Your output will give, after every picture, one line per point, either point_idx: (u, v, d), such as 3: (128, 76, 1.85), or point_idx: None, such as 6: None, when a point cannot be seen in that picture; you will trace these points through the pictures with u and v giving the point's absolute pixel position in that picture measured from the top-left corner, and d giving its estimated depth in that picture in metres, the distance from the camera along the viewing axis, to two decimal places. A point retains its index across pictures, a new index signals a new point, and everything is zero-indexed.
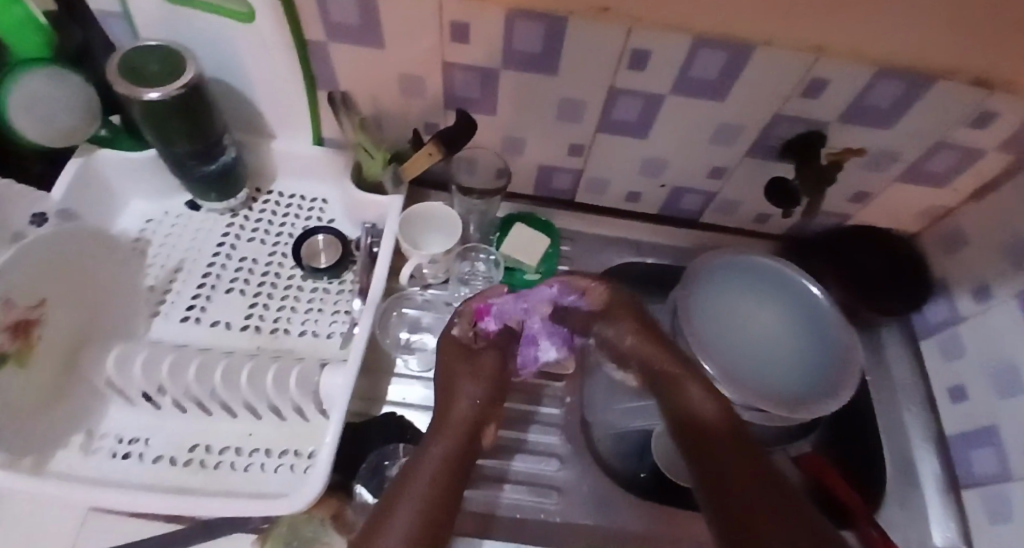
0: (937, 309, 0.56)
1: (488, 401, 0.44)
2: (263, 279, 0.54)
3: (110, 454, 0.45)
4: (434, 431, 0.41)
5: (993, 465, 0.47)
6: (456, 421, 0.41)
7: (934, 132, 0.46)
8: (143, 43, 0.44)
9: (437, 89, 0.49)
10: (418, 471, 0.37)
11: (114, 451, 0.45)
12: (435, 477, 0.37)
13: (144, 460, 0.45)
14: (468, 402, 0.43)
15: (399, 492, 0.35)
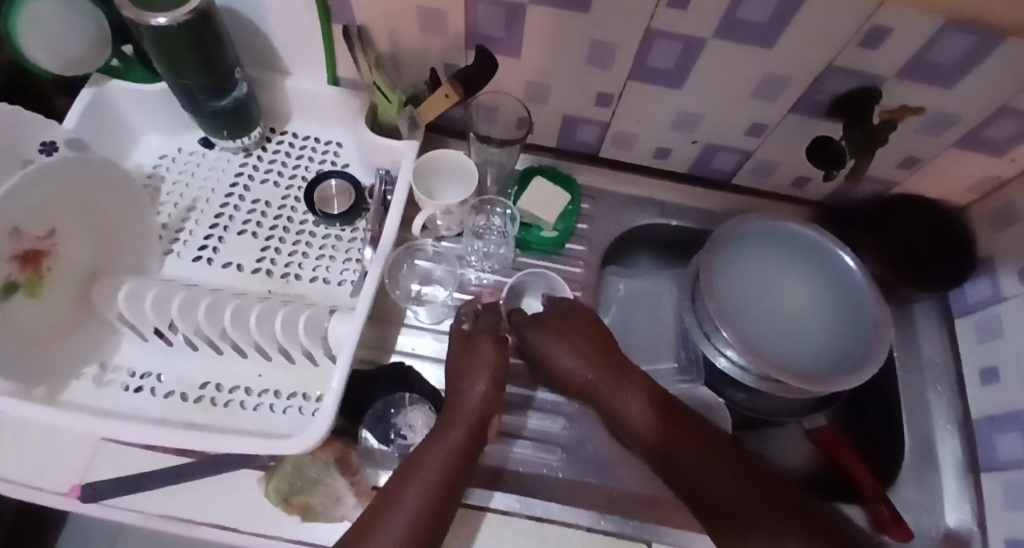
0: (977, 288, 0.53)
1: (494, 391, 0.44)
2: (275, 222, 0.53)
3: (123, 387, 0.46)
4: (444, 422, 0.42)
5: (1016, 451, 0.45)
6: (463, 413, 0.42)
7: (1009, 92, 0.41)
8: None
9: (459, 26, 0.45)
10: (423, 468, 0.38)
11: (127, 385, 0.46)
12: (436, 473, 0.38)
13: (156, 394, 0.46)
14: (478, 392, 0.43)
15: (402, 486, 0.37)
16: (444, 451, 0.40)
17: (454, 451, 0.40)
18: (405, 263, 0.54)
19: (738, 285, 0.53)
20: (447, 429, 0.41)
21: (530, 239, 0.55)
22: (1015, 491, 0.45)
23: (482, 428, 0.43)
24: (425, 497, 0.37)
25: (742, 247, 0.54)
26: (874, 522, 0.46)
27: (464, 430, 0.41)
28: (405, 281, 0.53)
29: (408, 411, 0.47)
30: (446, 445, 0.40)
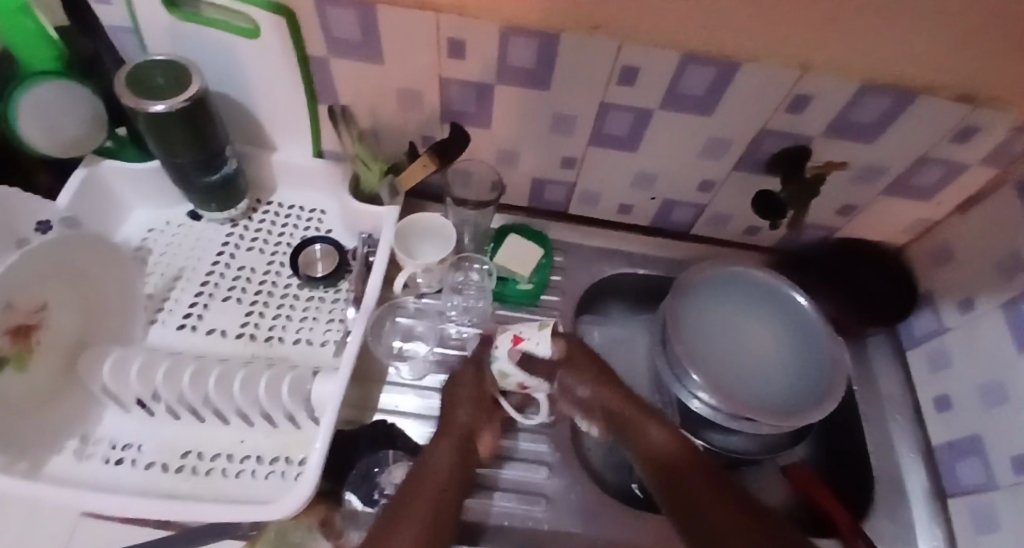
0: (923, 322, 0.57)
1: (478, 411, 0.49)
2: (260, 287, 0.55)
3: (104, 459, 0.45)
4: (438, 438, 0.48)
5: (978, 475, 0.48)
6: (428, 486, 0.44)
7: (918, 146, 0.47)
8: (151, 58, 0.45)
9: (434, 103, 0.50)
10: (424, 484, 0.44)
11: (108, 457, 0.46)
12: (435, 488, 0.44)
13: (137, 466, 0.46)
14: (463, 412, 0.49)
15: (410, 493, 0.43)
16: (440, 466, 0.46)
17: (449, 464, 0.46)
18: (386, 320, 0.56)
19: (700, 324, 0.57)
20: (440, 443, 0.48)
21: (506, 293, 0.58)
22: (982, 516, 0.46)
23: (471, 445, 0.48)
24: (427, 509, 0.42)
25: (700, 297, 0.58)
26: None
27: (455, 447, 0.47)
28: (387, 337, 0.55)
29: (391, 469, 0.48)
30: (440, 458, 0.46)
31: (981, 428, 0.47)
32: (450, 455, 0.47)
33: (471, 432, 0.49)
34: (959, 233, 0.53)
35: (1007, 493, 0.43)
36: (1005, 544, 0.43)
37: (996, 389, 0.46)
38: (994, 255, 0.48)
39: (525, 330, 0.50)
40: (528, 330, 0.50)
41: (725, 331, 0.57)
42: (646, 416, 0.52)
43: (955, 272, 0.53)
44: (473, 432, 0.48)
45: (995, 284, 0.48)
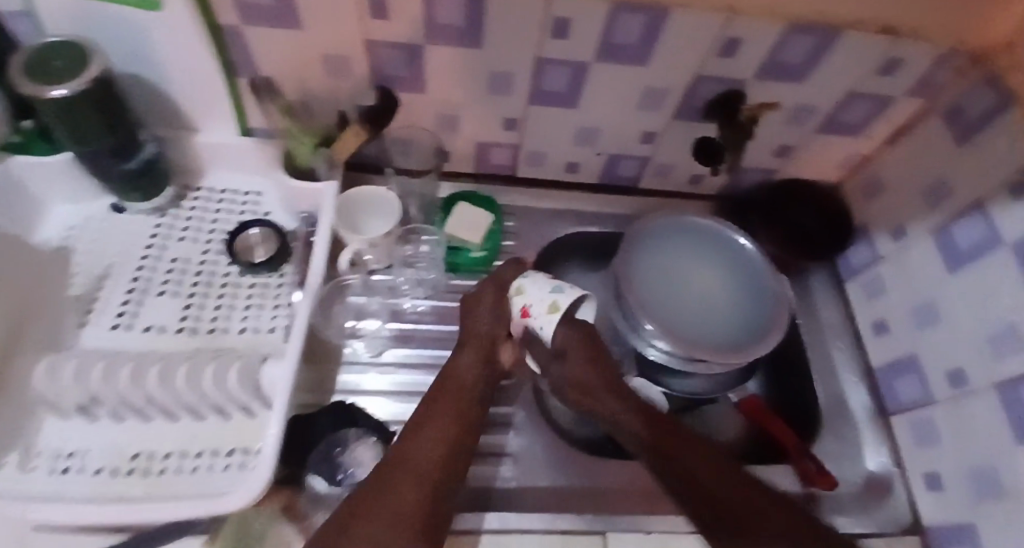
0: (859, 252, 0.60)
1: (498, 322, 0.49)
2: (197, 278, 0.53)
3: (49, 471, 0.43)
4: (461, 346, 0.49)
5: (915, 392, 0.51)
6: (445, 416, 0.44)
7: (845, 83, 0.49)
8: (46, 40, 0.40)
9: (364, 69, 0.48)
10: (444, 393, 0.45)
11: (53, 468, 0.43)
12: (458, 401, 0.45)
13: (84, 472, 0.43)
14: (487, 321, 0.49)
15: (432, 404, 0.45)
16: (461, 375, 0.47)
17: (472, 376, 0.47)
18: (337, 300, 0.54)
19: (656, 260, 0.59)
20: (465, 352, 0.48)
21: (460, 261, 0.58)
22: (920, 429, 0.50)
23: (492, 355, 0.49)
24: (447, 428, 0.43)
25: (653, 244, 0.59)
26: (802, 476, 0.51)
27: (477, 355, 0.48)
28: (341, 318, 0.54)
29: (355, 448, 0.47)
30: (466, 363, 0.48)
31: (917, 349, 0.51)
32: (473, 363, 0.48)
33: (494, 341, 0.49)
34: (890, 166, 0.55)
35: (947, 408, 0.47)
36: (945, 453, 0.47)
37: (928, 311, 0.50)
38: (921, 181, 0.51)
39: (533, 303, 0.46)
40: (535, 299, 0.46)
41: (681, 268, 0.59)
42: (612, 392, 0.47)
43: (886, 203, 0.56)
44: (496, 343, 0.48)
45: (924, 213, 0.51)
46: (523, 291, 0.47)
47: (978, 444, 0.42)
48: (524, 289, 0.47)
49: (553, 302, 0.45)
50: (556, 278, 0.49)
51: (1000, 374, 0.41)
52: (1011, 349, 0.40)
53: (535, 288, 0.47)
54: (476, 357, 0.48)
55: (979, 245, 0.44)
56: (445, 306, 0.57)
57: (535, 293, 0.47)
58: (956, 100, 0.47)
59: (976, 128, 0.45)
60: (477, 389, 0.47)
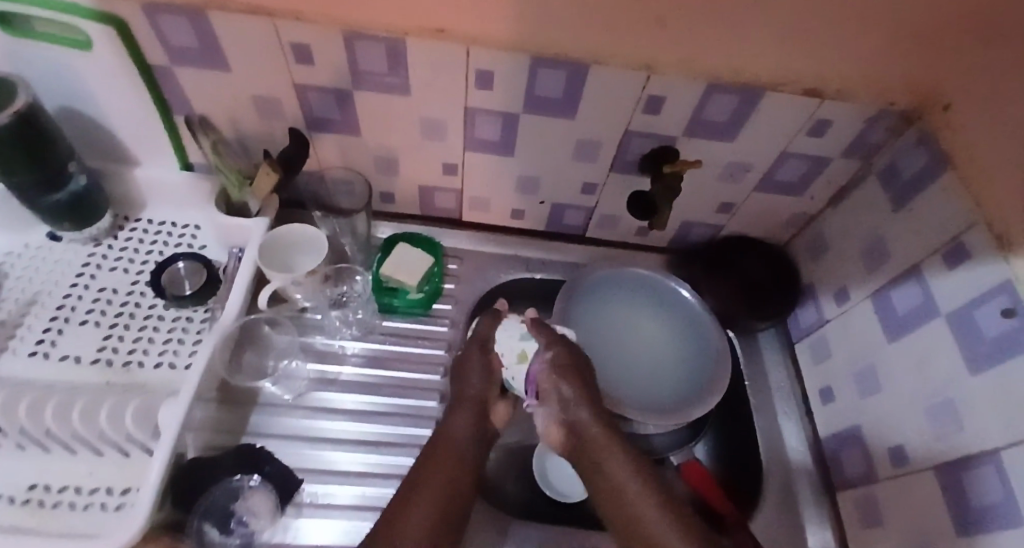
0: (806, 313, 0.58)
1: (489, 380, 0.48)
2: (122, 308, 0.52)
3: None
4: (451, 408, 0.48)
5: (858, 466, 0.47)
6: (442, 474, 0.43)
7: (778, 143, 0.48)
8: None
9: (295, 110, 0.49)
10: (438, 457, 0.44)
11: None
12: (450, 462, 0.44)
13: None
14: (477, 380, 0.48)
15: (425, 469, 0.43)
16: (454, 439, 0.45)
17: (466, 441, 0.46)
18: (251, 349, 0.54)
19: (621, 326, 0.59)
20: (456, 411, 0.47)
21: (396, 302, 0.57)
22: (865, 509, 0.45)
23: (484, 414, 0.48)
24: (441, 489, 0.42)
25: (610, 293, 0.59)
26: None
27: (472, 416, 0.47)
28: (257, 361, 0.53)
29: (248, 495, 0.45)
30: (459, 426, 0.46)
31: (858, 419, 0.48)
32: (466, 421, 0.47)
33: (486, 400, 0.48)
34: (832, 225, 0.54)
35: (888, 488, 0.42)
36: (887, 538, 0.42)
37: (869, 376, 0.47)
38: (861, 243, 0.50)
39: (506, 354, 0.47)
40: (507, 348, 0.47)
41: (641, 325, 0.59)
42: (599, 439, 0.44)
43: (830, 263, 0.54)
44: (487, 404, 0.48)
45: (863, 276, 0.49)
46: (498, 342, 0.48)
47: (917, 532, 0.38)
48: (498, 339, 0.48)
49: (522, 351, 0.46)
50: (533, 320, 0.48)
51: (937, 457, 0.37)
52: (948, 428, 0.37)
53: (507, 335, 0.47)
54: (469, 417, 0.47)
55: (918, 309, 0.42)
56: (375, 349, 0.55)
57: (506, 341, 0.47)
58: (890, 162, 0.46)
59: (909, 191, 0.43)
60: (471, 453, 0.46)
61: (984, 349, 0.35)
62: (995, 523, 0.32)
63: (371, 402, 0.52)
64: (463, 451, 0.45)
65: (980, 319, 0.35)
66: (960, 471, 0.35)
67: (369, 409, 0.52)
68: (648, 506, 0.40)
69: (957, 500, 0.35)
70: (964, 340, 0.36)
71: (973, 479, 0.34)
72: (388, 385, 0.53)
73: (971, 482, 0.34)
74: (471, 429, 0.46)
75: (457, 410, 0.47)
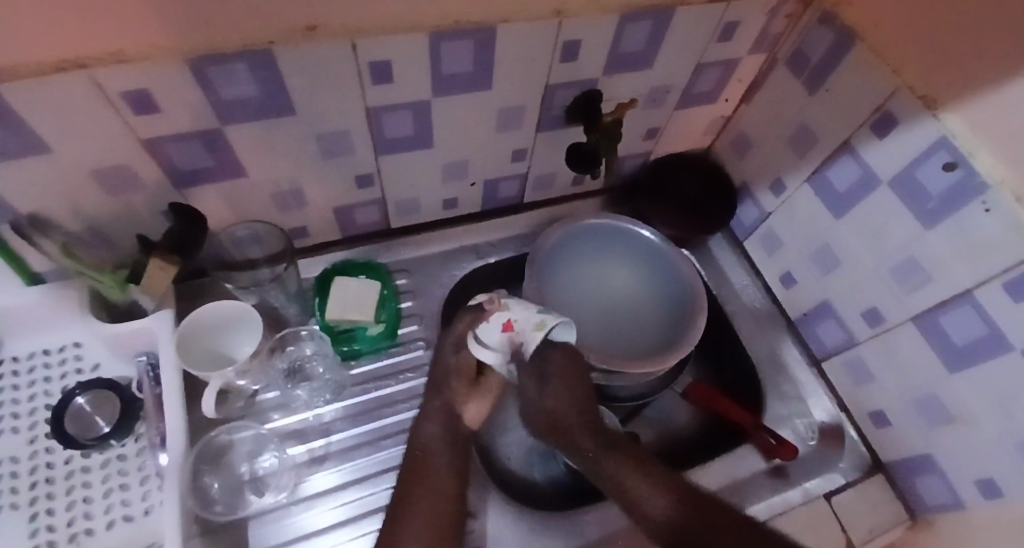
0: (746, 211, 0.61)
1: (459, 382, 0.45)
2: (33, 479, 0.43)
3: None
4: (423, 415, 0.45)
5: (837, 336, 0.53)
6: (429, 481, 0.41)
7: (694, 55, 0.47)
8: None
9: (155, 171, 0.38)
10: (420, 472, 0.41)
11: None
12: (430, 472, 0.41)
13: None
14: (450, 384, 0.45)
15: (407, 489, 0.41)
16: (431, 447, 0.43)
17: (442, 445, 0.43)
18: (208, 467, 0.45)
19: (563, 279, 0.58)
20: (429, 419, 0.44)
21: (358, 343, 0.52)
22: (853, 369, 0.52)
23: (456, 417, 0.45)
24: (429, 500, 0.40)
25: (561, 245, 0.58)
26: (764, 451, 0.52)
27: (442, 421, 0.44)
28: (223, 478, 0.45)
29: None
30: (431, 432, 0.43)
31: (827, 294, 0.53)
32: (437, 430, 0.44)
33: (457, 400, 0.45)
34: (751, 122, 0.56)
35: (872, 346, 0.49)
36: (882, 388, 0.49)
37: (827, 254, 0.51)
38: (785, 132, 0.51)
39: (520, 320, 0.40)
40: (522, 314, 0.40)
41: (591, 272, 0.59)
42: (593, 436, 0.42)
43: (758, 159, 0.57)
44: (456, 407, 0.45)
45: (796, 163, 0.51)
46: (508, 307, 0.41)
47: (913, 377, 0.45)
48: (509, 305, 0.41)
49: (540, 320, 0.40)
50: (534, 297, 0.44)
51: (915, 308, 0.43)
52: (918, 282, 0.42)
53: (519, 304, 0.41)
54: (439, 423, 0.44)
55: (858, 186, 0.45)
56: (356, 404, 0.50)
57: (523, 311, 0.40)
58: (796, 47, 0.47)
59: (822, 72, 0.45)
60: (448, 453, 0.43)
61: (933, 205, 0.38)
62: (988, 351, 0.37)
63: (374, 459, 0.47)
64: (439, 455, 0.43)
65: (924, 178, 0.38)
66: (939, 315, 0.41)
67: (376, 470, 0.47)
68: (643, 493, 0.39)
69: (943, 342, 0.41)
70: (910, 202, 0.40)
71: (952, 320, 0.40)
72: (387, 435, 0.49)
73: (950, 323, 0.40)
74: (444, 433, 0.44)
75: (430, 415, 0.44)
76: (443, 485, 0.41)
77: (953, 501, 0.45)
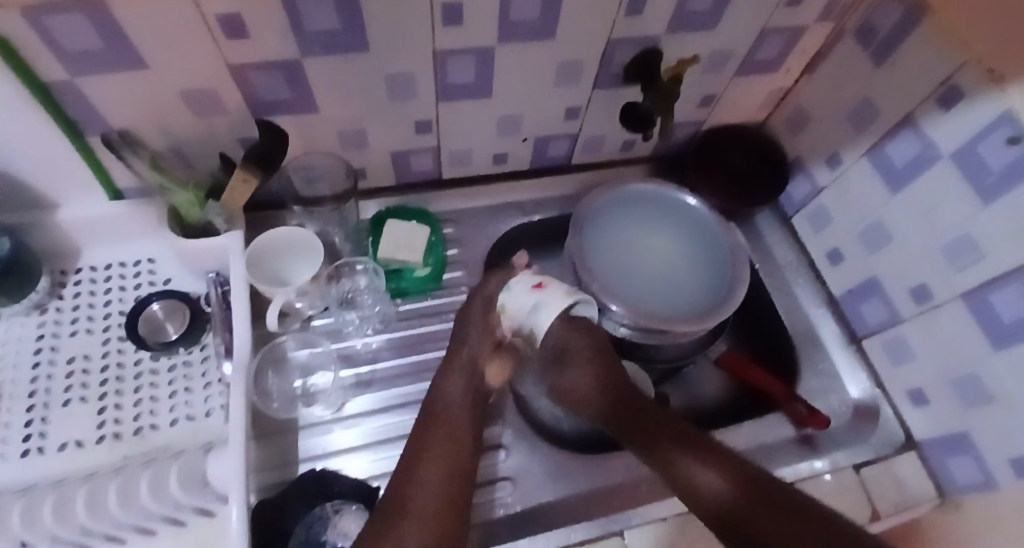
0: (798, 186, 0.60)
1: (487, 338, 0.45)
2: (104, 376, 0.47)
3: None
4: (446, 372, 0.45)
5: (882, 314, 0.53)
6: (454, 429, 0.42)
7: (760, 19, 0.46)
8: None
9: (237, 98, 0.41)
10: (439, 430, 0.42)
11: None
12: (449, 425, 0.42)
13: None
14: (474, 340, 0.45)
15: (425, 436, 0.42)
16: (452, 404, 0.44)
17: (460, 402, 0.44)
18: (271, 370, 0.51)
19: (616, 251, 0.58)
20: (450, 379, 0.45)
21: (404, 282, 0.54)
22: (894, 348, 0.52)
23: (478, 374, 0.45)
24: (446, 449, 0.41)
25: (609, 212, 0.59)
26: (794, 419, 0.53)
27: (464, 378, 0.45)
28: (281, 384, 0.50)
29: (338, 519, 0.41)
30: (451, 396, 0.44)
31: (874, 271, 0.52)
32: (458, 388, 0.45)
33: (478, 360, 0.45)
34: (812, 94, 0.55)
35: (916, 325, 0.48)
36: (924, 367, 0.49)
37: (877, 232, 0.50)
38: (848, 105, 0.50)
39: (521, 316, 0.41)
40: (520, 312, 0.41)
41: (640, 242, 0.59)
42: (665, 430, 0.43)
43: (815, 133, 0.56)
44: (481, 362, 0.45)
45: (855, 137, 0.51)
46: (507, 308, 0.42)
47: (957, 357, 0.45)
48: (507, 304, 0.42)
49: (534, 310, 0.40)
50: (531, 275, 0.43)
51: (963, 286, 0.43)
52: (970, 260, 0.41)
53: (513, 300, 0.42)
54: (460, 383, 0.45)
55: (915, 161, 0.44)
56: (402, 337, 0.53)
57: (515, 306, 0.42)
58: (865, 18, 0.46)
59: (889, 46, 0.44)
60: (466, 410, 0.44)
61: (993, 180, 0.38)
62: None
63: (414, 389, 0.50)
64: (458, 412, 0.44)
65: (983, 151, 0.37)
66: (988, 293, 0.40)
67: (417, 397, 0.50)
68: (705, 474, 0.39)
69: (990, 318, 0.41)
70: (971, 177, 0.39)
71: (1001, 299, 0.39)
72: (429, 367, 0.52)
73: (999, 300, 0.39)
74: (464, 393, 0.45)
75: (454, 367, 0.45)
76: (461, 439, 0.42)
77: (984, 480, 0.45)
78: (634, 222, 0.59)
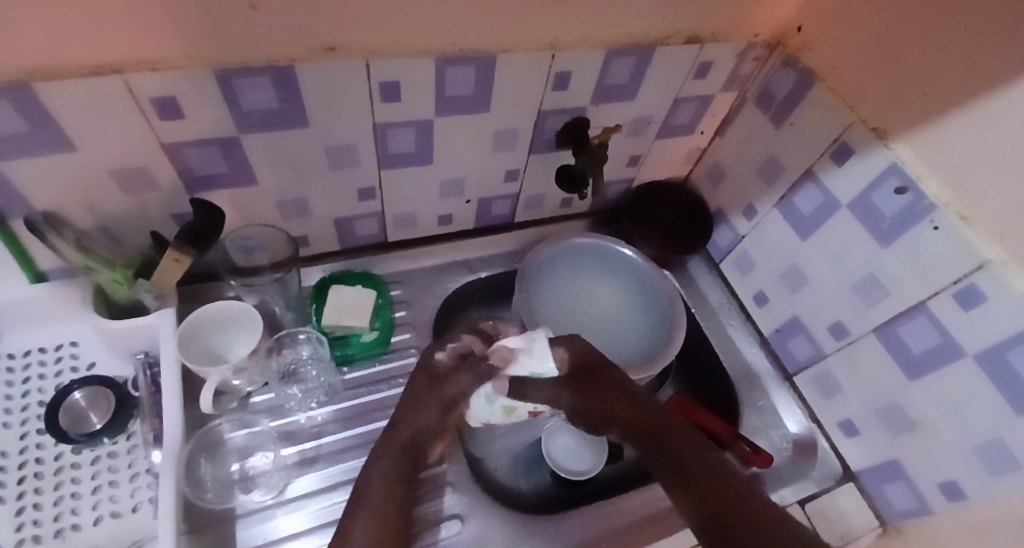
0: (721, 235, 0.65)
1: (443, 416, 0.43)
2: (21, 473, 0.42)
3: None
4: (382, 447, 0.41)
5: (806, 350, 0.57)
6: (380, 513, 0.37)
7: (673, 92, 0.52)
8: None
9: (172, 175, 0.41)
10: (362, 510, 0.37)
11: None
12: (379, 510, 0.37)
13: None
14: (430, 413, 0.42)
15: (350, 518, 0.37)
16: (383, 483, 0.39)
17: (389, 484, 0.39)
18: (205, 456, 0.47)
19: (554, 311, 0.60)
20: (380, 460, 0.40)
21: (350, 350, 0.53)
22: (821, 382, 0.56)
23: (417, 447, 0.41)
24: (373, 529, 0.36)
25: (550, 269, 0.61)
26: (741, 459, 0.55)
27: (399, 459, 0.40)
28: (216, 470, 0.47)
29: None
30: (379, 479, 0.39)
31: (795, 311, 0.57)
32: (388, 470, 0.40)
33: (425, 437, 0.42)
34: (724, 154, 0.61)
35: (839, 359, 0.52)
36: (850, 398, 0.52)
37: (795, 273, 0.55)
38: (755, 163, 0.56)
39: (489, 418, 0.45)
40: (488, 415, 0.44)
41: (577, 296, 0.62)
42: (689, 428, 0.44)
43: (731, 187, 0.61)
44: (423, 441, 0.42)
45: (764, 191, 0.56)
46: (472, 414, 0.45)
47: (878, 386, 0.48)
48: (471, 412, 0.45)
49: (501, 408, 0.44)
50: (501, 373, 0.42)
51: (875, 321, 0.47)
52: (876, 297, 0.46)
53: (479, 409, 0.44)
54: (392, 463, 0.40)
55: (821, 209, 0.49)
56: (348, 408, 0.51)
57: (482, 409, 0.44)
58: (763, 87, 0.52)
59: (786, 109, 0.50)
60: (398, 493, 0.39)
61: (887, 226, 0.43)
62: (942, 358, 0.41)
63: (363, 462, 0.48)
64: (388, 495, 0.38)
65: (879, 201, 0.43)
66: (895, 328, 0.45)
67: None
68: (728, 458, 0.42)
69: (901, 350, 0.45)
70: (867, 223, 0.45)
71: (909, 332, 0.44)
72: (379, 437, 0.50)
73: (908, 334, 0.44)
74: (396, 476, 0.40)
75: (394, 444, 0.41)
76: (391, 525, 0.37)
77: (919, 507, 0.48)
78: (575, 277, 0.62)
